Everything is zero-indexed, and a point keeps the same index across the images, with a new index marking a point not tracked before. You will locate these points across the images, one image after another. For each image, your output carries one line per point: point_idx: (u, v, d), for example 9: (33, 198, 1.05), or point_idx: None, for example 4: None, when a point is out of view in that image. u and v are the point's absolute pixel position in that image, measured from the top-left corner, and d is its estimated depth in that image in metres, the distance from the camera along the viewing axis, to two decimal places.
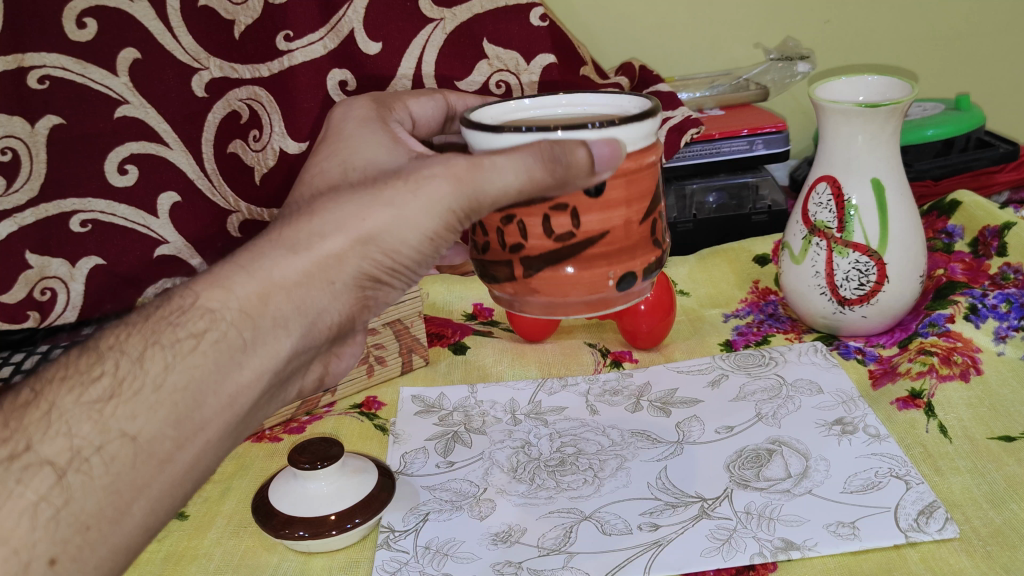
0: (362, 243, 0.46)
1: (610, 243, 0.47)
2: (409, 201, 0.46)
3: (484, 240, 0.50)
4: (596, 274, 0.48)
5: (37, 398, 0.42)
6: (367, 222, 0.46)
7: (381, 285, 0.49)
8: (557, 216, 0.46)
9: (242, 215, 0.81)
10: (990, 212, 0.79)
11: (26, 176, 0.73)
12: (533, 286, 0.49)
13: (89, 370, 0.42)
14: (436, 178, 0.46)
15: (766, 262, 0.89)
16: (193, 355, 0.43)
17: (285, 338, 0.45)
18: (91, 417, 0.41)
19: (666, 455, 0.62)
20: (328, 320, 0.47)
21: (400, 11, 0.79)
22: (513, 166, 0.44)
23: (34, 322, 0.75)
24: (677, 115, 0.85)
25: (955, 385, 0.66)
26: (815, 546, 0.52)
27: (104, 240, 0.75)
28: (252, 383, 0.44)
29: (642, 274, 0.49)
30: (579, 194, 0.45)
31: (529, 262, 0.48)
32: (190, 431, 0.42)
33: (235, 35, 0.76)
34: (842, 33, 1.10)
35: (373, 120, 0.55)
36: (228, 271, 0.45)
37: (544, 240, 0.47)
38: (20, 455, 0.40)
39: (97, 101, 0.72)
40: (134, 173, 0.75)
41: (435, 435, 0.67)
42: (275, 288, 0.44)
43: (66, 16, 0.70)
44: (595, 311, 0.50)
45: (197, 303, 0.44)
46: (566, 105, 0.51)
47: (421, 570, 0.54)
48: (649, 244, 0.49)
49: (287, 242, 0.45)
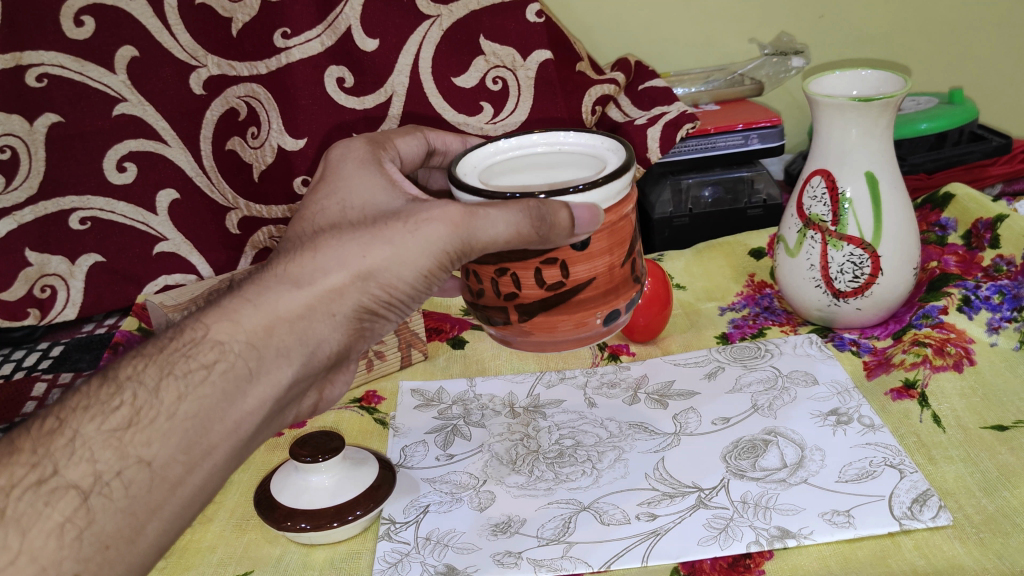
0: (362, 278, 0.48)
1: (597, 289, 0.49)
2: (407, 241, 0.48)
3: (476, 287, 0.51)
4: (584, 316, 0.50)
5: (62, 425, 0.43)
6: (367, 258, 0.48)
7: (378, 317, 0.50)
8: (547, 269, 0.48)
9: (240, 212, 0.84)
10: (982, 204, 0.80)
11: (25, 175, 0.79)
12: (525, 329, 0.51)
13: (109, 399, 0.44)
14: (434, 221, 0.47)
15: (761, 256, 0.90)
16: (202, 386, 0.44)
17: (287, 366, 0.47)
18: (112, 444, 0.42)
19: (663, 446, 0.63)
20: (327, 348, 0.48)
21: (397, 9, 0.81)
22: (504, 219, 0.44)
23: (34, 319, 0.83)
24: (672, 110, 0.86)
25: (948, 375, 0.66)
26: (811, 534, 0.53)
27: (104, 237, 0.82)
28: (255, 412, 0.46)
29: (626, 308, 0.52)
30: (567, 248, 0.47)
31: (522, 310, 0.50)
32: (199, 455, 0.44)
33: (233, 33, 0.79)
34: (836, 27, 1.10)
35: (371, 162, 0.53)
36: (235, 305, 0.47)
37: (536, 290, 0.49)
38: (47, 480, 0.41)
39: (97, 98, 0.78)
40: (133, 171, 0.81)
41: (435, 428, 0.68)
42: (279, 321, 0.47)
43: (65, 14, 0.76)
44: (583, 343, 0.52)
45: (208, 336, 0.46)
46: (546, 143, 0.54)
47: (422, 561, 0.54)
48: (631, 280, 0.52)
49: (292, 277, 0.47)
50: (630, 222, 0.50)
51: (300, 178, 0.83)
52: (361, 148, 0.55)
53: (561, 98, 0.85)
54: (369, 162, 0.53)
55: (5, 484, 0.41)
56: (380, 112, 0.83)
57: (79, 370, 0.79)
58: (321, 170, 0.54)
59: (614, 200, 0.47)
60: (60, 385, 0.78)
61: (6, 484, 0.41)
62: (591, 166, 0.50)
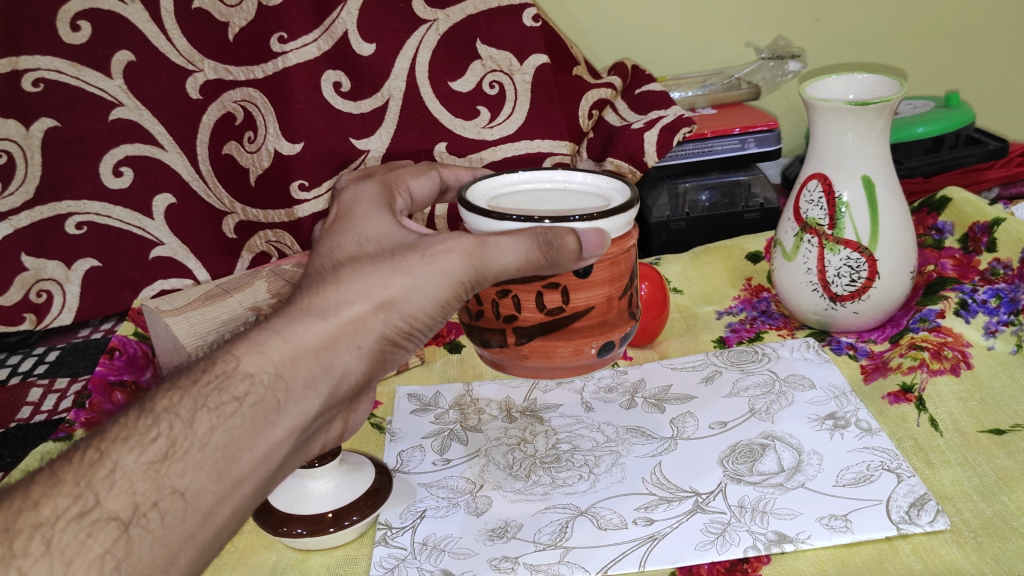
0: (383, 308, 0.47)
1: (594, 317, 0.52)
2: (424, 271, 0.48)
3: (475, 309, 0.54)
4: (579, 343, 0.53)
5: (103, 456, 0.40)
6: (389, 288, 0.47)
7: (398, 348, 0.49)
8: (549, 293, 0.51)
9: (237, 217, 0.87)
10: (979, 208, 0.80)
11: (20, 180, 0.82)
12: (521, 352, 0.54)
13: (146, 430, 0.41)
14: (450, 252, 0.48)
15: (758, 260, 0.90)
16: (234, 418, 0.42)
17: (314, 397, 0.45)
18: (149, 475, 0.40)
19: (661, 451, 0.62)
20: (350, 378, 0.47)
21: (394, 13, 0.83)
22: (513, 247, 0.47)
23: (30, 323, 0.85)
24: (669, 115, 0.88)
25: (945, 379, 0.66)
26: (808, 539, 0.52)
27: (100, 243, 0.85)
28: (281, 443, 0.44)
29: (620, 341, 0.55)
30: (569, 275, 0.50)
31: (519, 331, 0.53)
32: (230, 485, 0.42)
33: (230, 37, 0.82)
34: (831, 31, 1.11)
35: (383, 205, 0.54)
36: (263, 337, 0.45)
37: (536, 313, 0.52)
38: (89, 512, 0.39)
39: (93, 102, 0.81)
40: (129, 175, 0.83)
41: (432, 433, 0.67)
42: (304, 351, 0.45)
43: (61, 18, 0.78)
44: (578, 371, 0.55)
45: (238, 367, 0.44)
46: (550, 181, 0.56)
47: (419, 567, 0.54)
48: (625, 319, 0.55)
49: (316, 310, 0.46)
50: (630, 257, 0.53)
51: (298, 182, 0.86)
52: (371, 191, 0.57)
53: (557, 102, 0.87)
54: (380, 205, 0.54)
55: (47, 515, 0.39)
56: (376, 115, 0.85)
57: (75, 375, 0.80)
58: (336, 210, 0.55)
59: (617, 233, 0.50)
60: (55, 388, 0.78)
61: (50, 516, 0.39)
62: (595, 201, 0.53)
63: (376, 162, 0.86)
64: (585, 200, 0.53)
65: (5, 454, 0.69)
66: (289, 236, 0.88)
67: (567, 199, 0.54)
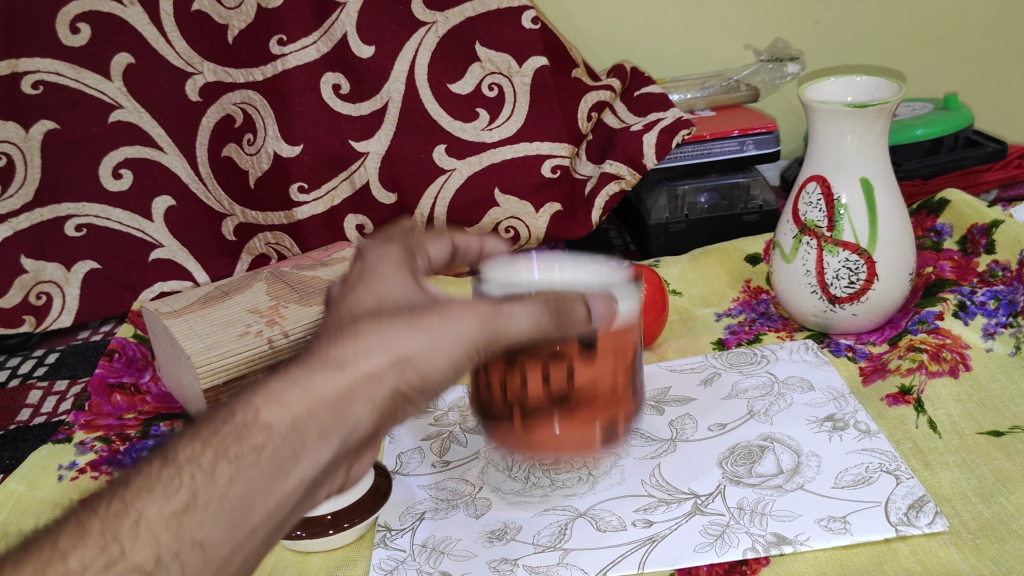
0: (400, 365, 0.39)
1: (599, 399, 0.50)
2: (440, 330, 0.41)
3: (482, 388, 0.52)
4: (585, 426, 0.51)
5: (128, 507, 0.33)
6: (406, 343, 0.40)
7: (415, 405, 0.41)
8: (552, 373, 0.49)
9: (237, 219, 0.87)
10: (977, 211, 0.80)
11: (21, 182, 0.82)
12: (526, 436, 0.51)
13: (166, 480, 0.33)
14: (466, 316, 0.42)
15: (757, 262, 0.90)
16: (251, 468, 0.34)
17: (327, 449, 0.36)
18: (170, 529, 0.33)
19: (660, 453, 0.62)
20: (361, 431, 0.38)
21: (393, 16, 0.84)
22: (527, 315, 0.44)
23: (29, 326, 0.85)
24: (668, 117, 0.88)
25: (944, 381, 0.67)
26: (807, 540, 0.52)
27: (100, 245, 0.85)
28: (294, 497, 0.36)
29: (629, 427, 0.53)
30: (573, 350, 0.49)
31: (526, 410, 0.50)
32: (242, 540, 0.34)
33: (229, 40, 0.82)
34: (829, 34, 1.11)
35: (403, 267, 0.47)
36: (279, 385, 0.36)
37: (540, 394, 0.50)
38: (115, 565, 0.31)
39: (93, 104, 0.81)
40: (129, 177, 0.84)
41: (431, 435, 0.68)
42: (320, 405, 0.36)
43: (61, 21, 0.79)
44: (585, 454, 0.52)
45: (257, 418, 0.35)
46: (548, 258, 0.55)
47: (418, 568, 0.54)
48: (632, 395, 0.53)
49: (330, 359, 0.38)
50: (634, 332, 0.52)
51: (298, 184, 0.86)
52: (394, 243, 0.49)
53: (557, 105, 0.87)
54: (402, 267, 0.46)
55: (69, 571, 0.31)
56: (375, 118, 0.86)
57: (74, 377, 0.80)
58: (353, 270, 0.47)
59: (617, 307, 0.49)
60: (55, 391, 0.78)
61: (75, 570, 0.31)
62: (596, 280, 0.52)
63: (375, 165, 0.86)
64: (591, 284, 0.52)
65: (4, 456, 0.70)
66: (288, 237, 0.89)
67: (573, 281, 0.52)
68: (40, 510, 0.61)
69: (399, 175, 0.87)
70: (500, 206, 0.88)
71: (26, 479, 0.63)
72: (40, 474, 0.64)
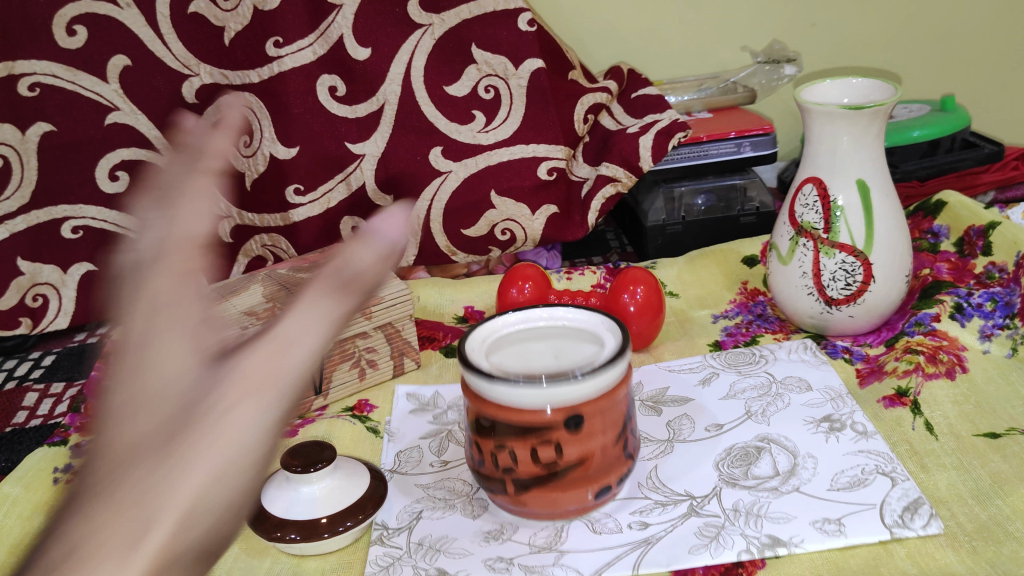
0: (190, 500, 0.28)
1: (589, 468, 0.53)
2: (228, 417, 0.30)
3: (477, 456, 0.55)
4: (576, 492, 0.53)
5: None
6: (194, 466, 0.29)
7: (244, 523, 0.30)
8: (542, 448, 0.52)
9: (233, 221, 0.87)
10: (974, 213, 0.80)
11: (17, 184, 0.82)
12: (521, 501, 0.54)
13: None
14: (251, 359, 0.31)
15: (754, 264, 0.90)
16: None
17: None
18: None
19: (657, 454, 0.62)
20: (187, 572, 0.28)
21: (390, 18, 0.84)
22: (330, 291, 0.33)
23: (26, 327, 0.85)
24: (665, 119, 0.88)
25: (940, 383, 0.67)
26: (801, 542, 0.52)
27: (96, 246, 0.85)
28: None
29: (617, 482, 0.55)
30: (560, 429, 0.51)
31: (518, 482, 0.53)
32: None
33: (225, 42, 0.82)
34: (827, 35, 1.11)
35: (177, 323, 0.34)
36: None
37: (532, 467, 0.52)
38: None
39: (90, 107, 0.81)
40: (125, 179, 0.84)
41: (430, 433, 0.67)
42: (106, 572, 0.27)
43: (56, 23, 0.79)
44: (579, 512, 0.55)
45: None
46: (548, 318, 0.58)
47: (414, 566, 0.54)
48: (625, 459, 0.55)
49: (121, 503, 0.29)
50: (622, 403, 0.53)
51: (293, 186, 0.86)
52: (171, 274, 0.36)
53: (553, 107, 0.87)
54: (172, 323, 0.34)
55: None
56: (372, 120, 0.86)
57: (71, 379, 0.80)
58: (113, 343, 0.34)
59: (607, 385, 0.51)
60: (51, 393, 0.78)
61: None
62: (589, 349, 0.54)
63: (372, 167, 0.87)
64: (581, 352, 0.54)
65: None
66: (284, 240, 0.89)
67: (566, 353, 0.54)
68: (36, 513, 0.60)
69: (395, 177, 0.87)
70: (496, 208, 0.88)
71: (23, 482, 0.63)
72: (36, 476, 0.64)
